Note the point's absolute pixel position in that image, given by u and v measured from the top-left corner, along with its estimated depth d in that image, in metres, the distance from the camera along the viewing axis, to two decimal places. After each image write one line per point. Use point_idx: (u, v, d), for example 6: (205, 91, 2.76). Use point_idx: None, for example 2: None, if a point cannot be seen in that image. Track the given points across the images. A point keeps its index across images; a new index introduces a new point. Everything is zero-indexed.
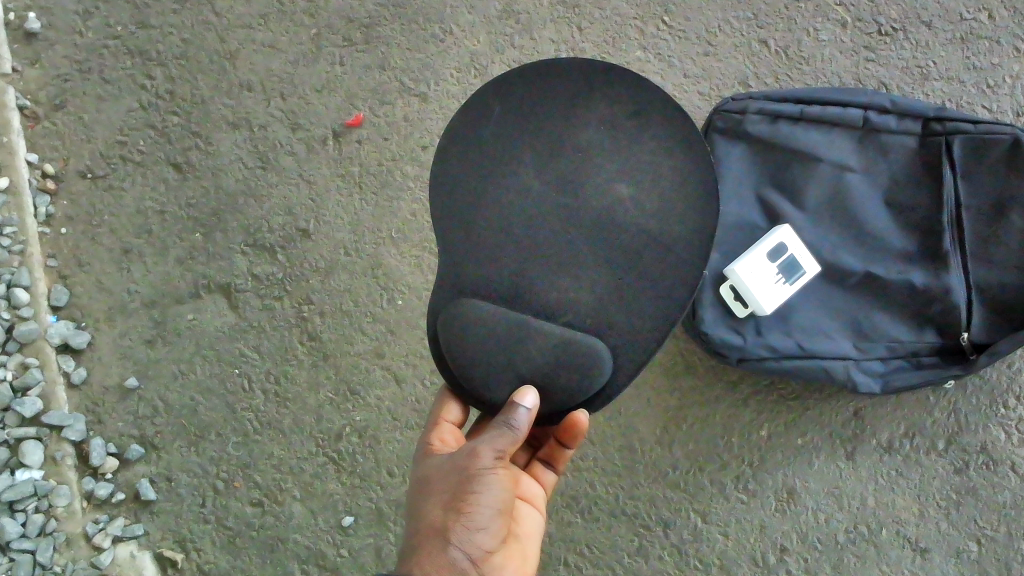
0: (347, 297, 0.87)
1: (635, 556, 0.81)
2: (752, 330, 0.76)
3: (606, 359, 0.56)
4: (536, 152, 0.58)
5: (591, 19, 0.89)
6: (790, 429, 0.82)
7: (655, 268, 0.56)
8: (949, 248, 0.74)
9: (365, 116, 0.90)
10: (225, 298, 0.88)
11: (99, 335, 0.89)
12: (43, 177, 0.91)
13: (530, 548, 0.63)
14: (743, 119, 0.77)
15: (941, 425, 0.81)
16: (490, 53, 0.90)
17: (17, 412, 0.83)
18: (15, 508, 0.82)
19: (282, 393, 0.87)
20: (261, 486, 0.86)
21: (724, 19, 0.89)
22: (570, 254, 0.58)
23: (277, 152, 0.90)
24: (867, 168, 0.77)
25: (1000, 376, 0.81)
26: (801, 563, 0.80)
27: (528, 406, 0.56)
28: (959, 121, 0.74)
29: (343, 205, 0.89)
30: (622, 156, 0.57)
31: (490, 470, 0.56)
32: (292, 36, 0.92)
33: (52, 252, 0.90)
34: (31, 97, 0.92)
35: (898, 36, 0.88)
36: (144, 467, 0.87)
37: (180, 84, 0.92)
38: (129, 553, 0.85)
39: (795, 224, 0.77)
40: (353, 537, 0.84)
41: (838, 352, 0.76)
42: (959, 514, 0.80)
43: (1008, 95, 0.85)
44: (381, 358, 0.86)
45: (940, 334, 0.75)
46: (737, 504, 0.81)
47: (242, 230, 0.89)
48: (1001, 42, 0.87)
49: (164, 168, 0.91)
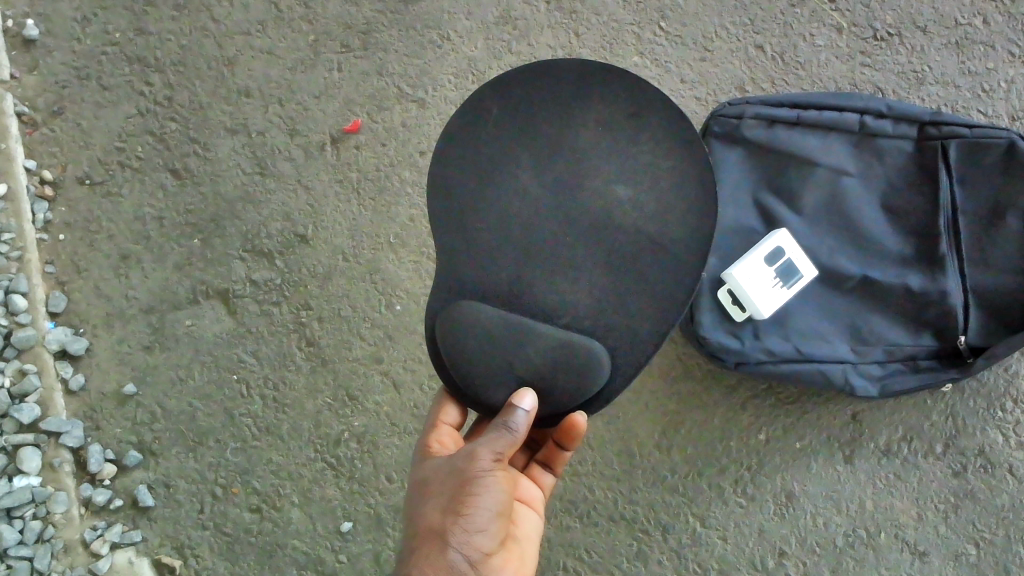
0: (346, 303, 0.87)
1: (634, 561, 0.81)
2: (749, 334, 0.77)
3: (603, 360, 0.56)
4: (534, 157, 0.59)
5: (589, 25, 0.90)
6: (789, 433, 0.82)
7: (653, 272, 0.57)
8: (946, 251, 0.74)
9: (363, 122, 0.90)
10: (223, 304, 0.88)
11: (97, 341, 0.89)
12: (41, 183, 0.91)
13: (529, 550, 0.63)
14: (741, 124, 0.77)
15: (938, 428, 0.81)
16: (487, 58, 0.90)
17: (15, 419, 0.84)
18: (13, 514, 0.82)
19: (280, 399, 0.87)
20: (259, 492, 0.86)
21: (721, 25, 0.89)
22: (567, 258, 0.58)
23: (276, 158, 0.90)
24: (864, 172, 0.77)
25: (998, 378, 0.81)
26: (801, 567, 0.80)
27: (527, 408, 0.56)
28: (955, 126, 0.75)
29: (341, 211, 0.89)
30: (619, 161, 0.57)
31: (489, 472, 0.56)
32: (290, 42, 0.92)
33: (50, 258, 0.90)
34: (30, 104, 0.93)
35: (894, 41, 0.88)
36: (143, 473, 0.87)
37: (179, 90, 0.92)
38: (127, 559, 0.85)
39: (792, 228, 0.77)
40: (352, 543, 0.84)
41: (836, 355, 0.76)
42: (957, 517, 0.80)
43: (1003, 99, 0.86)
44: (379, 363, 0.86)
45: (937, 337, 0.76)
46: (736, 508, 0.81)
47: (241, 236, 0.89)
48: (995, 47, 0.87)
49: (162, 175, 0.91)
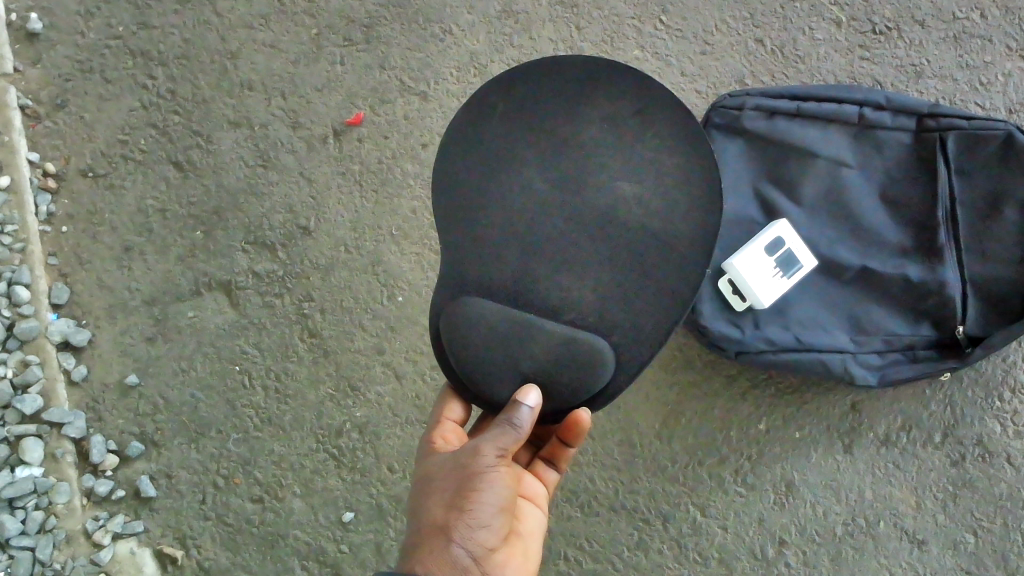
0: (348, 294, 0.88)
1: (634, 550, 0.81)
2: (749, 324, 0.77)
3: (609, 356, 0.57)
4: (537, 147, 0.59)
5: (589, 19, 0.90)
6: (788, 423, 0.83)
7: (655, 259, 0.57)
8: (944, 241, 0.75)
9: (365, 114, 0.91)
10: (226, 296, 0.89)
11: (100, 333, 0.89)
12: (43, 175, 0.91)
13: (532, 546, 0.63)
14: (741, 115, 0.78)
15: (937, 418, 0.82)
16: (489, 52, 0.91)
17: (18, 409, 0.84)
18: (14, 505, 0.82)
19: (282, 389, 0.87)
20: (260, 483, 0.86)
21: (721, 19, 0.90)
22: (571, 246, 0.58)
23: (278, 150, 0.91)
24: (863, 163, 0.78)
25: (996, 368, 0.82)
26: (801, 556, 0.81)
27: (531, 404, 0.56)
28: (952, 117, 0.76)
29: (344, 203, 0.89)
30: (623, 147, 0.58)
31: (493, 467, 0.57)
32: (292, 35, 0.93)
33: (53, 250, 0.90)
34: (32, 97, 0.93)
35: (892, 35, 0.89)
36: (145, 464, 0.87)
37: (181, 83, 0.93)
38: (129, 549, 0.85)
39: (792, 220, 0.78)
40: (354, 532, 0.84)
41: (836, 345, 0.76)
42: (955, 506, 0.81)
43: (1000, 92, 0.87)
44: (381, 354, 0.87)
45: (935, 327, 0.76)
46: (736, 498, 0.82)
47: (243, 228, 0.89)
48: (993, 41, 0.88)
49: (164, 167, 0.91)
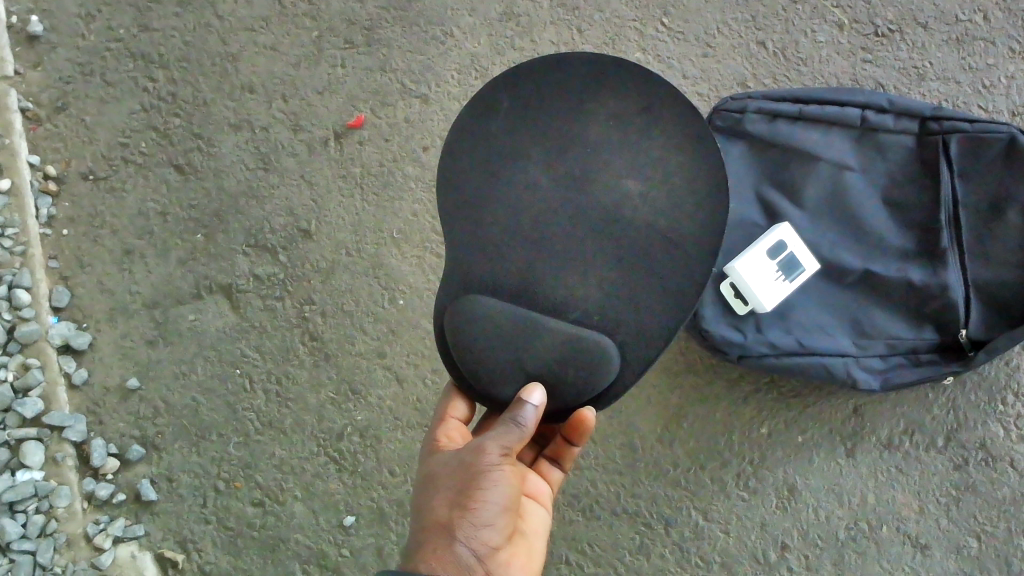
0: (348, 297, 0.88)
1: (636, 554, 0.81)
2: (752, 327, 0.77)
3: (614, 354, 0.57)
4: (539, 152, 0.59)
5: (591, 21, 0.90)
6: (791, 426, 0.82)
7: (658, 264, 0.57)
8: (948, 245, 0.75)
9: (366, 117, 0.91)
10: (226, 299, 0.89)
11: (100, 336, 0.89)
12: (44, 178, 0.91)
13: (536, 545, 0.63)
14: (743, 118, 0.78)
15: (940, 422, 0.82)
16: (491, 54, 0.90)
17: (18, 412, 0.84)
18: (15, 508, 0.82)
19: (283, 393, 0.87)
20: (261, 486, 0.86)
21: (723, 21, 0.90)
22: (573, 252, 0.58)
23: (279, 153, 0.91)
24: (866, 166, 0.77)
25: (999, 372, 0.82)
26: (803, 560, 0.80)
27: (535, 403, 0.56)
28: (956, 120, 0.75)
29: (344, 206, 0.89)
30: (626, 152, 0.58)
31: (497, 466, 0.56)
32: (293, 38, 0.93)
33: (54, 253, 0.90)
34: (33, 100, 0.93)
35: (895, 37, 0.89)
36: (145, 467, 0.87)
37: (182, 86, 0.93)
38: (129, 553, 0.85)
39: (795, 222, 0.78)
40: (355, 536, 0.84)
41: (839, 347, 0.76)
42: (959, 510, 0.81)
43: (1004, 94, 0.86)
44: (382, 358, 0.86)
45: (938, 331, 0.76)
46: (738, 502, 0.81)
47: (244, 231, 0.89)
48: (996, 43, 0.88)
49: (165, 170, 0.91)
